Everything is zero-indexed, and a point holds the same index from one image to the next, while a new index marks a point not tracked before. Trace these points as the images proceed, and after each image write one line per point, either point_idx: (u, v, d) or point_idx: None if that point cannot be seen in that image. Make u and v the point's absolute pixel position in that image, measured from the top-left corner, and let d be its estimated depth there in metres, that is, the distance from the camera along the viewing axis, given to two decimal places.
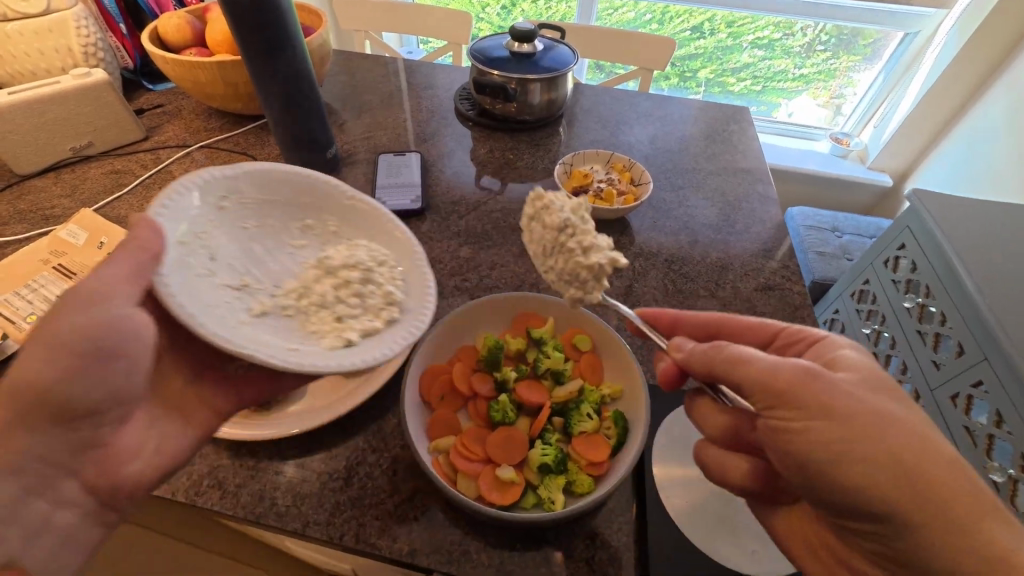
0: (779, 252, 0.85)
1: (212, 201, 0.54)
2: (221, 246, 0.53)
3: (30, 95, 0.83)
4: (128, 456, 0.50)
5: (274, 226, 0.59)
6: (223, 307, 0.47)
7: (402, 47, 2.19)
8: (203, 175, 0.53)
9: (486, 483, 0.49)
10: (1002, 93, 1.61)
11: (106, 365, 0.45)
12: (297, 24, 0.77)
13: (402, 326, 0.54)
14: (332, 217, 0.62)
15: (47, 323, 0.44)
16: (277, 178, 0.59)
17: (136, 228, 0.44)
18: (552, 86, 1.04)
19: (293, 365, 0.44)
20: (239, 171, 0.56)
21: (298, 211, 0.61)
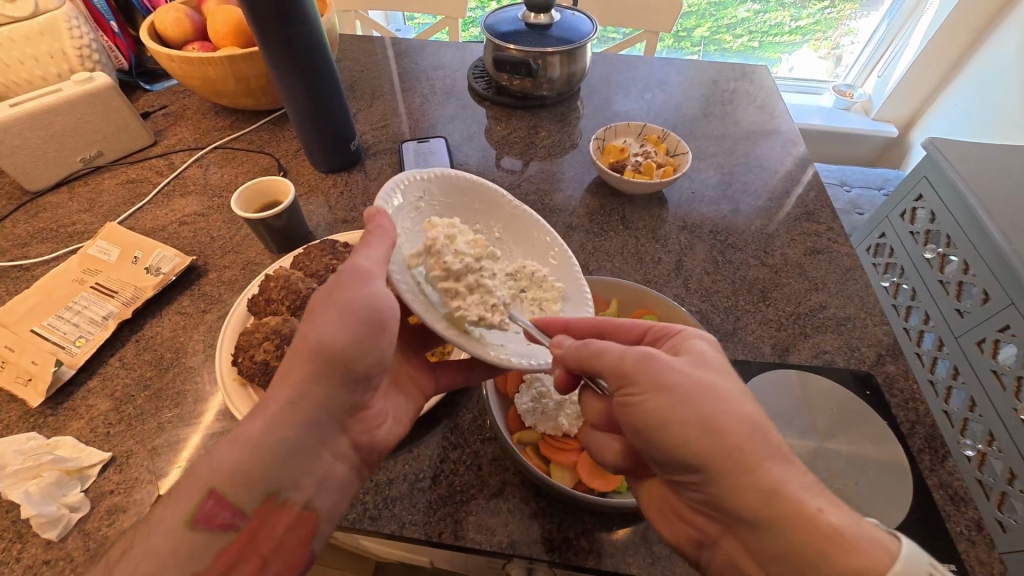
0: (821, 213, 0.85)
1: (410, 200, 0.52)
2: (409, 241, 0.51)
3: (33, 105, 0.78)
4: (377, 420, 0.50)
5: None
6: (433, 300, 0.47)
7: (390, 25, 2.10)
8: (408, 176, 0.52)
9: (585, 470, 0.50)
10: (1013, 32, 1.57)
11: (378, 337, 0.45)
12: (315, 12, 0.73)
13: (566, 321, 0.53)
14: (496, 228, 0.59)
15: (338, 291, 0.44)
16: (458, 185, 0.57)
17: (377, 216, 0.45)
18: (572, 59, 0.99)
19: (499, 360, 0.44)
20: (433, 176, 0.55)
21: (469, 214, 0.58)
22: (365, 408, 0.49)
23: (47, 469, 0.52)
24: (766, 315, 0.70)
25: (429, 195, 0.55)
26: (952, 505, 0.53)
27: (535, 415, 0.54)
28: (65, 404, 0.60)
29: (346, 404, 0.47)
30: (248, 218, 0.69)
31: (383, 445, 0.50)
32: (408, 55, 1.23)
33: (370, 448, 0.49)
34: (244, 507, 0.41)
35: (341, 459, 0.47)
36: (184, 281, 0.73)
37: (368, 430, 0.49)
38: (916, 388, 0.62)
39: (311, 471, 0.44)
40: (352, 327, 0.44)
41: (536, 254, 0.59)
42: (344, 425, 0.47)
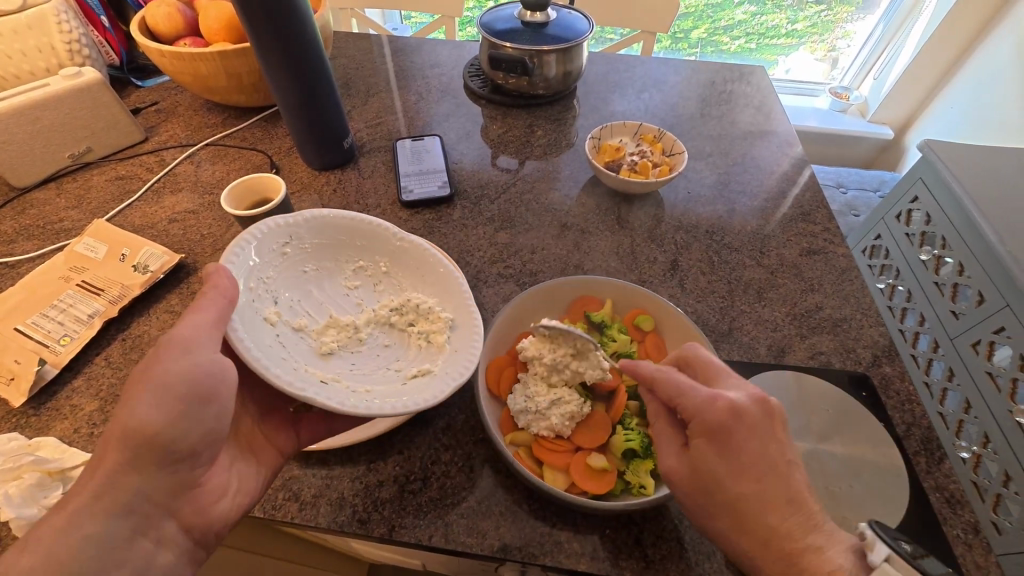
0: (817, 214, 0.84)
1: (275, 248, 0.55)
2: (283, 291, 0.56)
3: (19, 99, 0.77)
4: (215, 495, 0.48)
5: (324, 274, 0.61)
6: (283, 352, 0.49)
7: (387, 23, 2.09)
8: (270, 224, 0.54)
9: (577, 472, 0.50)
10: (1009, 35, 1.57)
11: (204, 410, 0.44)
12: (308, 7, 0.72)
13: (449, 356, 0.54)
14: (388, 263, 0.63)
15: (152, 372, 0.42)
16: (335, 223, 0.61)
17: (212, 275, 0.45)
18: (568, 57, 0.98)
19: (341, 409, 0.45)
20: (301, 219, 0.58)
21: (350, 251, 0.62)
22: (200, 486, 0.47)
23: (28, 470, 0.50)
24: (762, 315, 0.69)
25: (298, 238, 0.58)
26: (948, 508, 0.52)
27: (527, 415, 0.53)
28: (48, 403, 0.59)
29: (167, 485, 0.44)
30: (239, 215, 0.68)
31: (221, 525, 0.48)
32: (403, 53, 1.22)
33: (204, 531, 0.47)
34: None
35: (164, 547, 0.44)
36: (172, 279, 0.72)
37: (202, 510, 0.47)
38: (912, 390, 0.62)
39: (125, 561, 0.42)
40: (170, 405, 0.42)
41: (436, 288, 0.61)
42: (167, 511, 0.45)
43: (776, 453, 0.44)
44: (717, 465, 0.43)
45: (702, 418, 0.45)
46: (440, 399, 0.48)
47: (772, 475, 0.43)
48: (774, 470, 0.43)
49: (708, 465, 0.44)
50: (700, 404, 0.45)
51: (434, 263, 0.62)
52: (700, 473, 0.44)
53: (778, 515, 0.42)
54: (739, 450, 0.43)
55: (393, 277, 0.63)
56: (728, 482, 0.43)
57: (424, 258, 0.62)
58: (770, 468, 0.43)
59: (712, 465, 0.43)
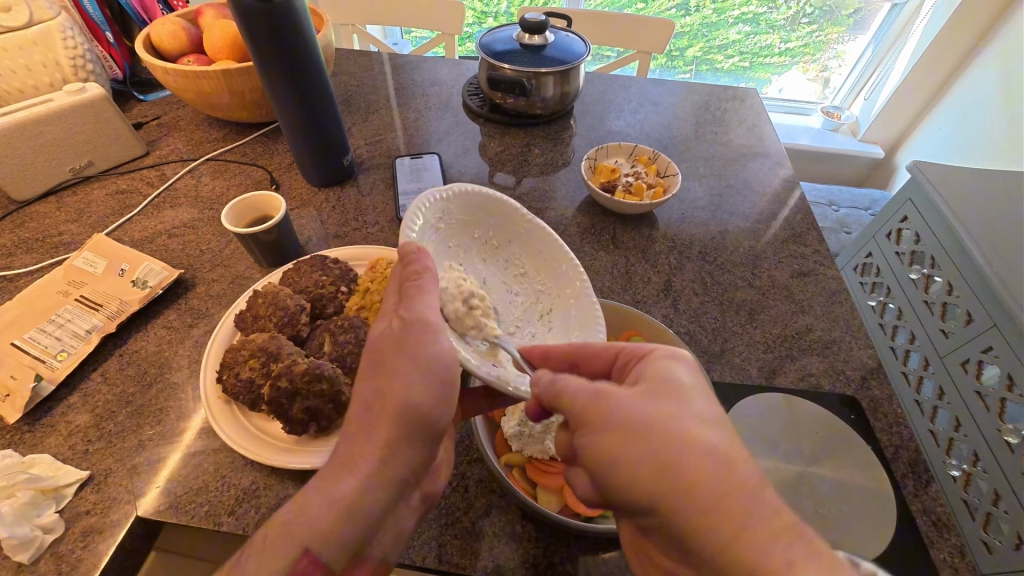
0: (806, 234, 0.86)
1: (433, 220, 0.52)
2: (444, 263, 0.52)
3: (24, 114, 0.78)
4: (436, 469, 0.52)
5: (462, 250, 0.56)
6: (469, 327, 0.47)
7: (388, 39, 2.13)
8: (429, 199, 0.51)
9: (571, 493, 0.51)
10: (996, 60, 1.61)
11: (453, 390, 0.45)
12: (315, 43, 0.76)
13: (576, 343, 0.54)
14: (515, 247, 0.61)
15: (414, 348, 0.43)
16: (475, 199, 0.57)
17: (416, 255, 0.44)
18: (566, 79, 1.00)
19: (524, 393, 0.43)
20: (454, 194, 0.54)
21: (485, 229, 0.59)
22: None
23: (22, 488, 0.50)
24: (753, 336, 0.71)
25: (448, 214, 0.54)
26: (935, 532, 0.53)
27: (523, 438, 0.54)
28: (43, 420, 0.59)
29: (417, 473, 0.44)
30: (238, 232, 0.69)
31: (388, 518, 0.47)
32: (404, 71, 1.25)
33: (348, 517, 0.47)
34: (334, 566, 0.39)
35: None
36: (171, 294, 0.72)
37: None
38: (900, 413, 0.63)
39: None
40: (433, 385, 0.44)
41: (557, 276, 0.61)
42: None
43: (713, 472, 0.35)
44: (672, 443, 0.36)
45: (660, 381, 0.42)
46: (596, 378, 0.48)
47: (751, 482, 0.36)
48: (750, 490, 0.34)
49: (628, 412, 0.39)
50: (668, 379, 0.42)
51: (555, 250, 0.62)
52: (631, 439, 0.38)
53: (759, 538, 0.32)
54: (701, 433, 0.37)
55: (519, 258, 0.61)
56: (666, 450, 0.37)
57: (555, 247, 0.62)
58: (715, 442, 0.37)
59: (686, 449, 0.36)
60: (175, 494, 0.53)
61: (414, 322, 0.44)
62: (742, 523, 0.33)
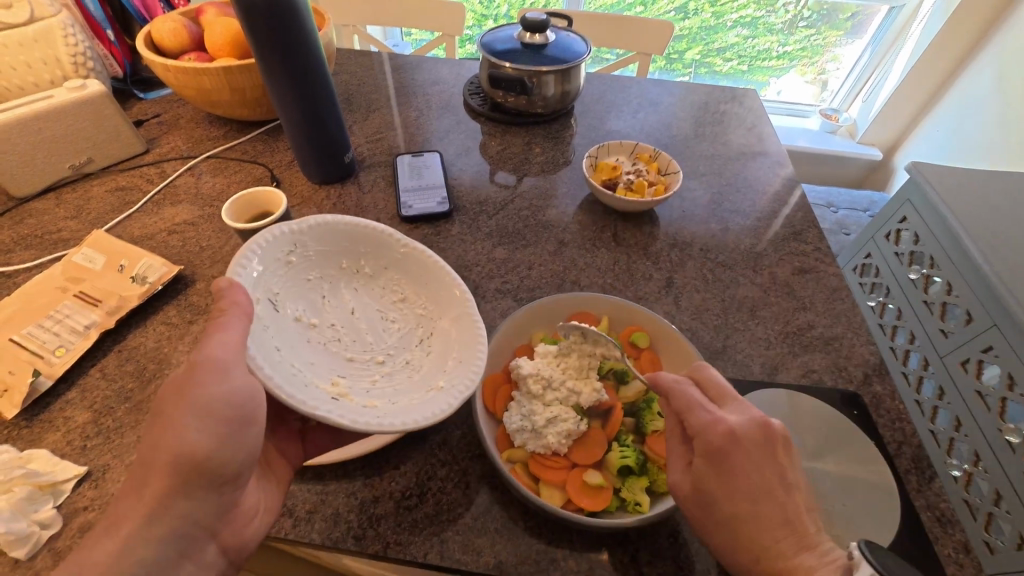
0: (807, 232, 0.87)
1: (279, 256, 0.55)
2: (288, 298, 0.56)
3: (24, 111, 0.78)
4: (249, 514, 0.49)
5: (327, 282, 0.60)
6: (292, 366, 0.49)
7: (388, 40, 2.14)
8: (275, 232, 0.54)
9: (574, 489, 0.50)
10: (992, 64, 1.63)
11: (243, 431, 0.45)
12: (316, 37, 0.75)
13: (456, 366, 0.54)
14: (391, 271, 0.63)
15: (198, 391, 0.42)
16: (336, 229, 0.60)
17: (225, 292, 0.45)
18: (566, 78, 1.00)
19: (359, 427, 0.44)
20: (307, 226, 0.57)
21: (352, 256, 0.62)
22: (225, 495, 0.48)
23: (19, 484, 0.50)
24: (755, 333, 0.70)
25: (302, 247, 0.57)
26: (939, 527, 0.53)
27: (524, 433, 0.53)
28: (41, 415, 0.58)
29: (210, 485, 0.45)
30: (238, 228, 0.69)
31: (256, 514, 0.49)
32: (405, 70, 1.25)
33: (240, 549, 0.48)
34: None
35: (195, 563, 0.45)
36: (171, 290, 0.72)
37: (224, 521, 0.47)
38: (902, 409, 0.63)
39: None
40: (216, 425, 0.43)
41: (436, 296, 0.62)
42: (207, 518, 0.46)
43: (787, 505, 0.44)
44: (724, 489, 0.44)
45: (702, 439, 0.47)
46: (450, 412, 0.47)
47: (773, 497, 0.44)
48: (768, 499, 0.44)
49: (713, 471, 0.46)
50: (703, 423, 0.47)
51: (437, 267, 0.62)
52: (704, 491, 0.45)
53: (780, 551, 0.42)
54: (742, 478, 0.45)
55: (399, 284, 0.63)
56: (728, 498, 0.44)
57: (426, 262, 0.62)
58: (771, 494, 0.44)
59: (712, 488, 0.45)
60: None
61: (202, 365, 0.42)
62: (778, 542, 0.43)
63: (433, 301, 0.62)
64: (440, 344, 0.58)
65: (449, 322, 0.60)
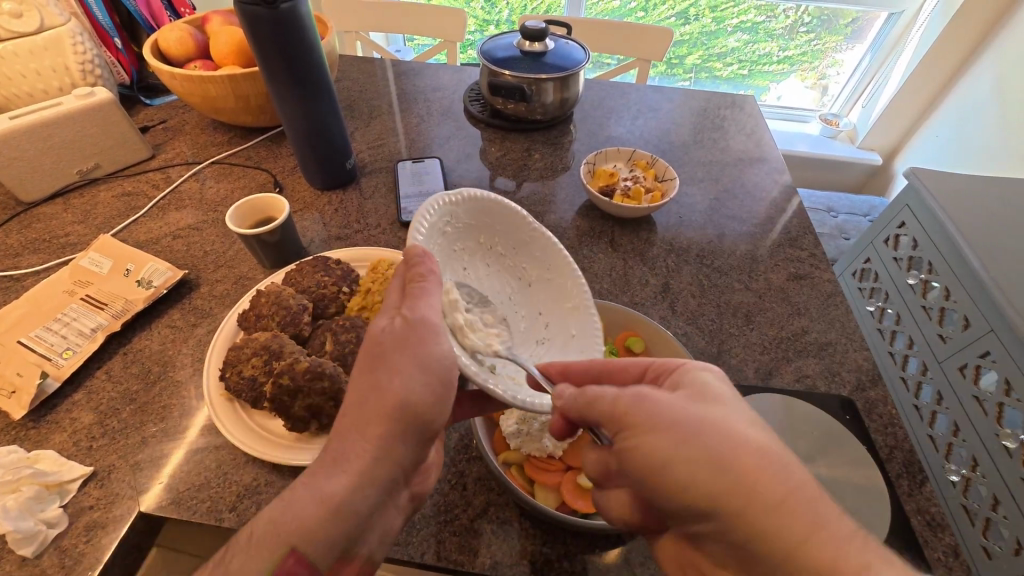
0: (803, 238, 0.88)
1: (441, 229, 0.49)
2: (448, 272, 0.50)
3: (33, 117, 0.79)
4: None
5: (467, 254, 0.54)
6: (462, 335, 0.47)
7: (389, 47, 2.17)
8: (442, 201, 0.49)
9: (568, 490, 0.51)
10: (991, 69, 1.64)
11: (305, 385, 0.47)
12: (318, 45, 0.77)
13: (580, 355, 0.55)
14: (518, 253, 0.59)
15: (416, 347, 0.43)
16: (482, 204, 0.54)
17: (420, 259, 0.43)
18: (565, 85, 1.02)
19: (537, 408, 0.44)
20: (464, 197, 0.52)
21: (490, 233, 0.56)
22: None
23: (27, 483, 0.51)
24: (750, 338, 0.72)
25: (455, 219, 0.52)
26: (929, 531, 0.54)
27: (520, 436, 0.54)
28: (48, 416, 0.59)
29: None
30: (240, 233, 0.70)
31: None
32: (406, 77, 1.26)
33: None
34: None
35: None
36: (175, 294, 0.73)
37: None
38: (895, 414, 0.64)
39: None
40: None
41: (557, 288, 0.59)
42: None
43: (738, 435, 0.39)
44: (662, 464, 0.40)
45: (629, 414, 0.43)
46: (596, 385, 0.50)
47: (728, 463, 0.38)
48: (738, 458, 0.38)
49: (657, 450, 0.41)
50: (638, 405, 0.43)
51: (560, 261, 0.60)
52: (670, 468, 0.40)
53: (758, 513, 0.36)
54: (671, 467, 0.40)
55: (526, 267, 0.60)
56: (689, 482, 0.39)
57: (551, 248, 0.60)
58: (735, 452, 0.38)
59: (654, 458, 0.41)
60: (176, 488, 0.54)
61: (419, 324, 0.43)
62: (764, 500, 0.36)
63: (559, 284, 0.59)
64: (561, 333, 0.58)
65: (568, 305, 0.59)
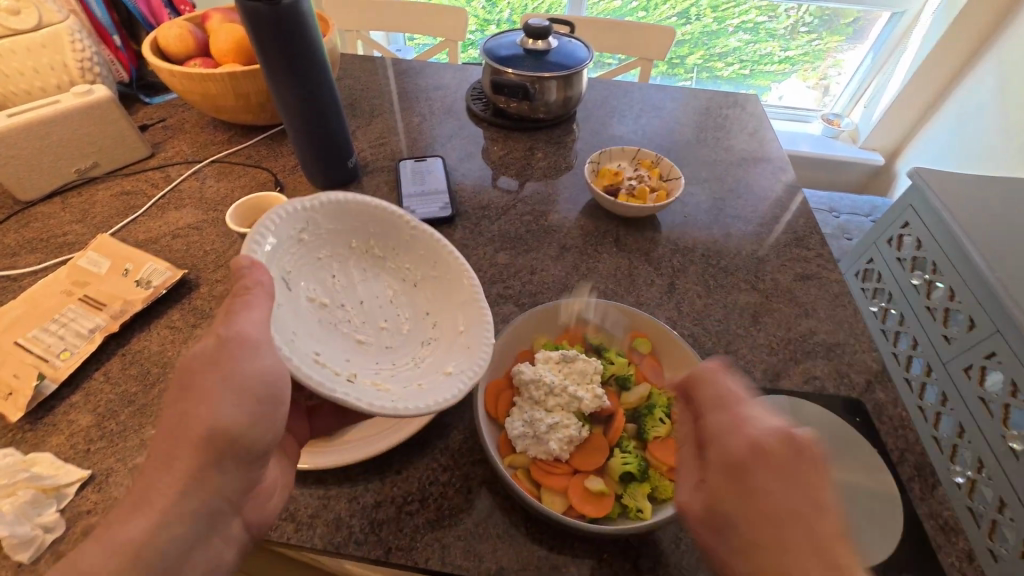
0: (809, 238, 0.87)
1: (291, 235, 0.51)
2: (302, 280, 0.53)
3: (31, 115, 0.78)
4: None
5: (337, 261, 0.57)
6: (308, 342, 0.48)
7: (391, 46, 2.16)
8: (293, 207, 0.51)
9: (576, 495, 0.50)
10: (994, 69, 1.63)
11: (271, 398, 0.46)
12: (320, 43, 0.76)
13: (462, 350, 0.54)
14: (399, 255, 0.61)
15: (227, 366, 0.41)
16: (349, 209, 0.56)
17: (251, 273, 0.44)
18: (568, 84, 1.01)
19: (374, 410, 0.43)
20: (320, 203, 0.53)
21: (361, 237, 0.59)
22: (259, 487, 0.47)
23: (23, 487, 0.50)
24: (757, 339, 0.71)
25: (315, 225, 0.54)
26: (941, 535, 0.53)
27: (525, 439, 0.53)
28: (45, 419, 0.58)
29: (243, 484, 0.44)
30: (241, 233, 0.69)
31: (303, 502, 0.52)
32: (408, 76, 1.26)
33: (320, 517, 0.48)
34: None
35: (229, 553, 0.45)
36: (175, 294, 0.72)
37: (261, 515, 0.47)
38: (905, 416, 0.63)
39: None
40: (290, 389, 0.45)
41: (449, 290, 0.60)
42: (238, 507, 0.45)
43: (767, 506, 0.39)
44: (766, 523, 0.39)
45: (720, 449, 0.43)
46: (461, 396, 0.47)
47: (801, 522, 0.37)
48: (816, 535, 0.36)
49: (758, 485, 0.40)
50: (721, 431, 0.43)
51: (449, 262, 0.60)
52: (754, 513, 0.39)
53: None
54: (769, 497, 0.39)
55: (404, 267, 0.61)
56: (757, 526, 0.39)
57: (435, 247, 0.61)
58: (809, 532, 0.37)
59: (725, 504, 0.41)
60: None
61: (232, 339, 0.42)
62: None
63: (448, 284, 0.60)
64: (442, 338, 0.57)
65: (454, 312, 0.58)
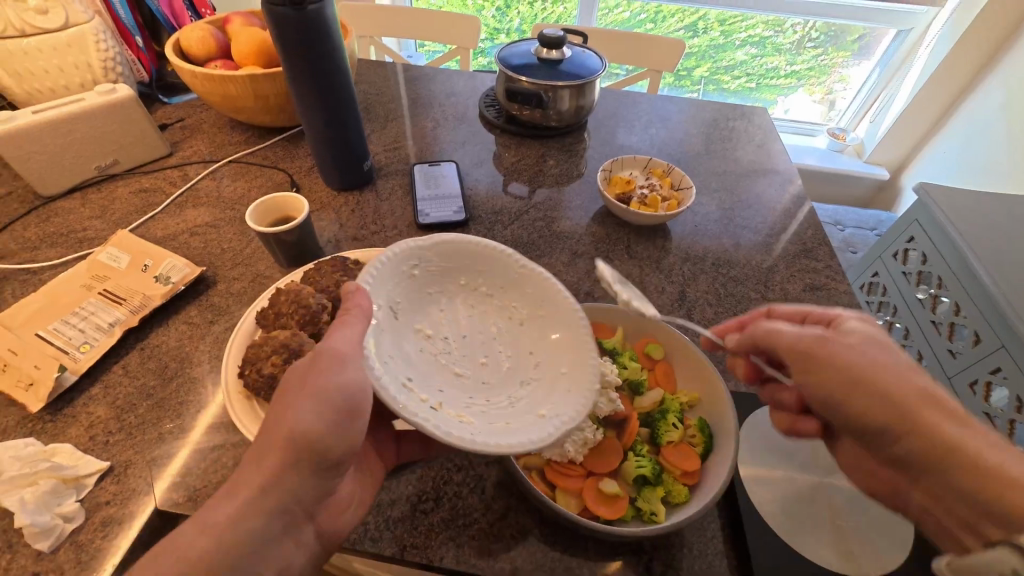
0: (818, 249, 0.88)
1: (403, 270, 0.54)
2: (406, 312, 0.55)
3: (56, 113, 0.80)
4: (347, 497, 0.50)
5: (445, 296, 0.59)
6: (401, 370, 0.49)
7: (401, 52, 2.19)
8: (403, 245, 0.54)
9: (590, 496, 0.51)
10: (999, 86, 1.65)
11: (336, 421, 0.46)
12: (341, 46, 0.77)
13: (565, 394, 0.52)
14: (508, 292, 0.60)
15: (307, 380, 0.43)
16: (459, 247, 0.58)
17: (352, 295, 0.47)
18: (580, 94, 1.02)
19: (455, 444, 0.42)
20: (431, 242, 0.56)
21: (471, 274, 0.60)
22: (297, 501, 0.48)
23: (44, 477, 0.51)
24: None
25: (425, 260, 0.56)
26: None
27: None
28: (65, 410, 0.59)
29: None
30: (259, 231, 0.70)
31: None
32: (421, 82, 1.27)
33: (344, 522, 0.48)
34: None
35: None
36: (193, 291, 0.73)
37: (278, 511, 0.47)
38: None
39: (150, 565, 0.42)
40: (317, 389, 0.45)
41: (552, 328, 0.58)
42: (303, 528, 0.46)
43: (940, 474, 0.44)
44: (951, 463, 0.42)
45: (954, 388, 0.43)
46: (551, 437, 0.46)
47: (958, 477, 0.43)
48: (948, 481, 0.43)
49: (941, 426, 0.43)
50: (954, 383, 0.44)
51: (561, 304, 0.58)
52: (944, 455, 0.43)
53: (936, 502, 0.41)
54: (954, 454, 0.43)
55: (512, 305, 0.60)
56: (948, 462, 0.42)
57: (546, 286, 0.59)
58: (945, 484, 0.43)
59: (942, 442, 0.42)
60: (193, 485, 0.53)
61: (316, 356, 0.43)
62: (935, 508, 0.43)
63: (560, 322, 0.57)
64: (546, 378, 0.55)
65: (560, 348, 0.56)
